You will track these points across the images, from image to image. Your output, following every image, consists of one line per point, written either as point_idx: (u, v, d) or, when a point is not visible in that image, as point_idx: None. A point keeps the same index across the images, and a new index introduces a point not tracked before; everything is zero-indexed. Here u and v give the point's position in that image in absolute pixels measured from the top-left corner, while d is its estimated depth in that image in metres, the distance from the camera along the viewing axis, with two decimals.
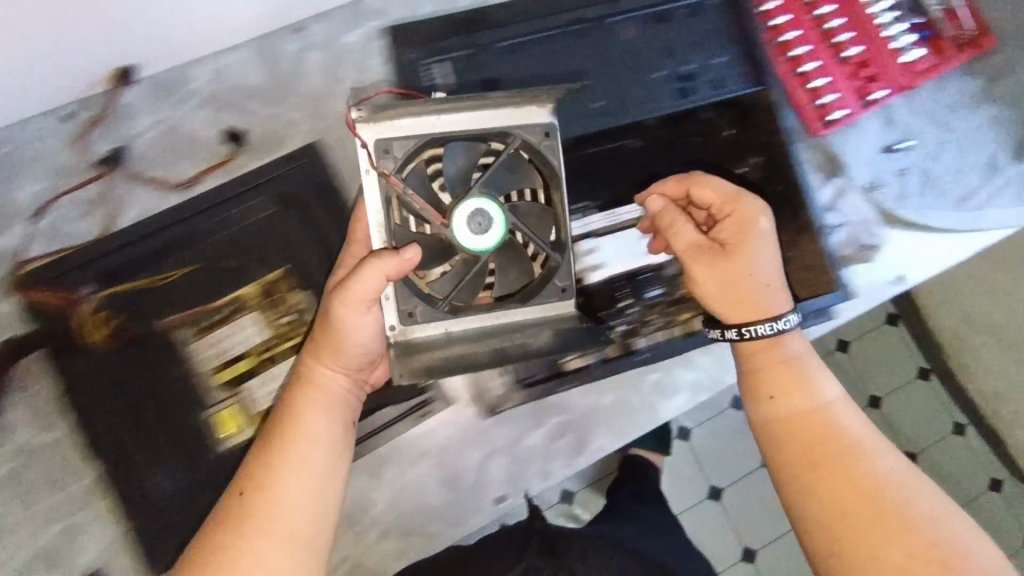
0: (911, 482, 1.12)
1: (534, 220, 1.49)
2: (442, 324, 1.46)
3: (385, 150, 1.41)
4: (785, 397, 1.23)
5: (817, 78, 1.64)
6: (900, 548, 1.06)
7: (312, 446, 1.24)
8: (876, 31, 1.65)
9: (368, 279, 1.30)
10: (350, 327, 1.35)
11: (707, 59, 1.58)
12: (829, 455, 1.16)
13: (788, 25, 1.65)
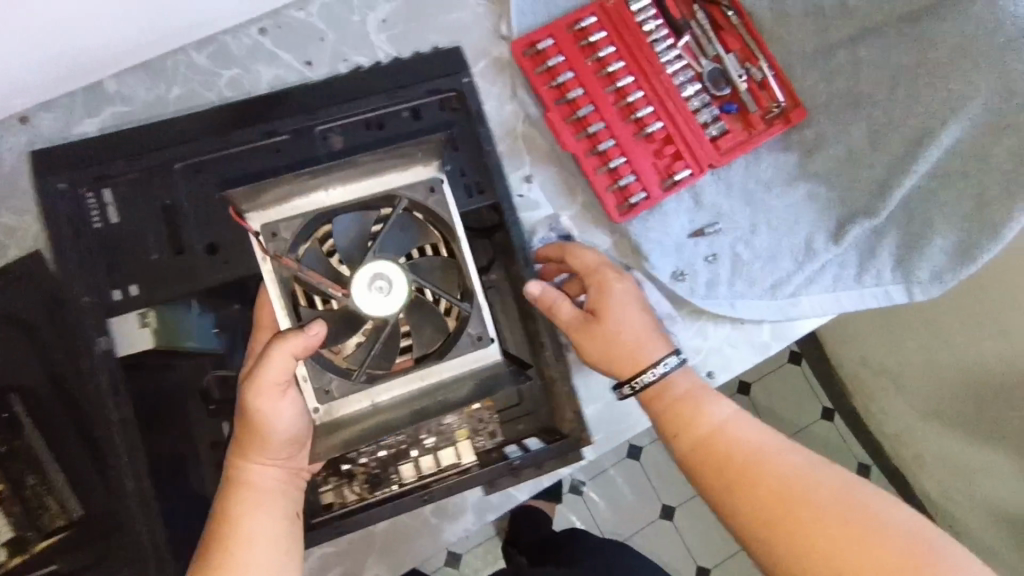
0: (834, 492, 0.74)
1: (446, 274, 0.79)
2: (374, 390, 0.79)
3: (275, 233, 0.73)
4: (684, 433, 0.84)
5: (595, 126, 1.04)
6: (848, 542, 0.71)
7: (255, 570, 0.71)
8: (672, 92, 1.05)
9: (274, 360, 0.72)
10: (267, 416, 0.75)
11: (660, 72, 1.06)
12: (748, 476, 0.78)
13: (565, 75, 1.04)
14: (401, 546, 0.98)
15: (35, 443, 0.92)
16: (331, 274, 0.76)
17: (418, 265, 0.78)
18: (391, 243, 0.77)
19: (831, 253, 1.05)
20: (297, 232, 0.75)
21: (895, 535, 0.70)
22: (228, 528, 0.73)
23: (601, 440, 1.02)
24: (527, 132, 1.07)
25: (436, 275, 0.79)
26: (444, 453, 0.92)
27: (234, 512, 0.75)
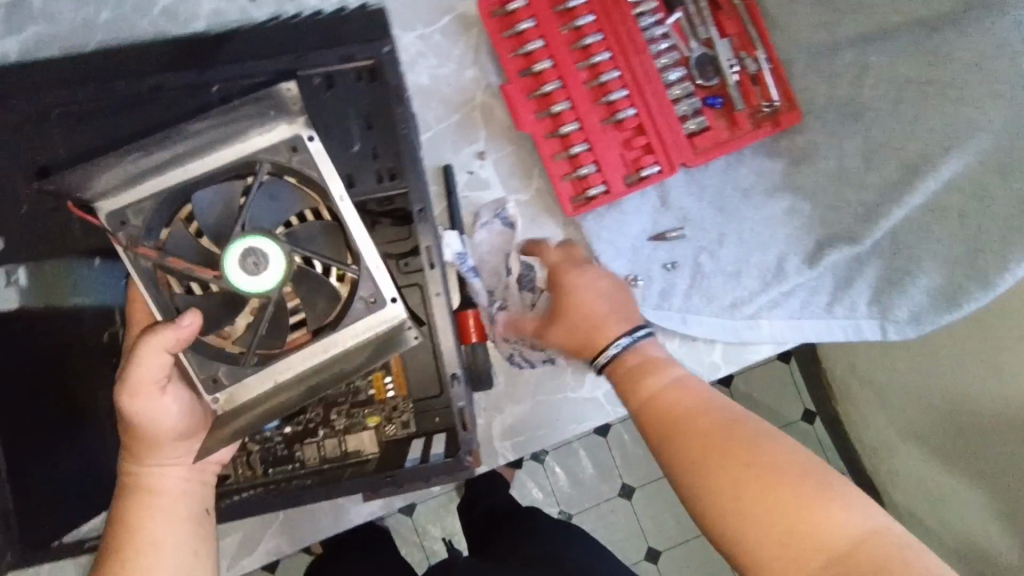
0: (767, 437, 0.63)
1: (332, 240, 0.69)
2: (271, 368, 0.69)
3: (126, 222, 0.68)
4: (639, 390, 0.75)
5: (559, 106, 0.93)
6: (756, 485, 0.60)
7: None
8: (652, 77, 0.94)
9: (146, 357, 0.64)
10: (148, 416, 0.67)
11: (640, 52, 0.93)
12: (678, 429, 0.68)
13: (535, 42, 0.93)
14: (305, 526, 0.95)
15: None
16: (201, 257, 0.68)
17: (297, 233, 0.69)
18: (261, 213, 0.68)
19: (803, 279, 0.95)
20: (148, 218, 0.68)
21: (817, 485, 0.58)
22: (123, 535, 0.66)
23: (520, 444, 0.97)
24: (487, 103, 0.96)
25: (318, 243, 0.70)
26: (348, 438, 0.86)
27: (127, 518, 0.68)
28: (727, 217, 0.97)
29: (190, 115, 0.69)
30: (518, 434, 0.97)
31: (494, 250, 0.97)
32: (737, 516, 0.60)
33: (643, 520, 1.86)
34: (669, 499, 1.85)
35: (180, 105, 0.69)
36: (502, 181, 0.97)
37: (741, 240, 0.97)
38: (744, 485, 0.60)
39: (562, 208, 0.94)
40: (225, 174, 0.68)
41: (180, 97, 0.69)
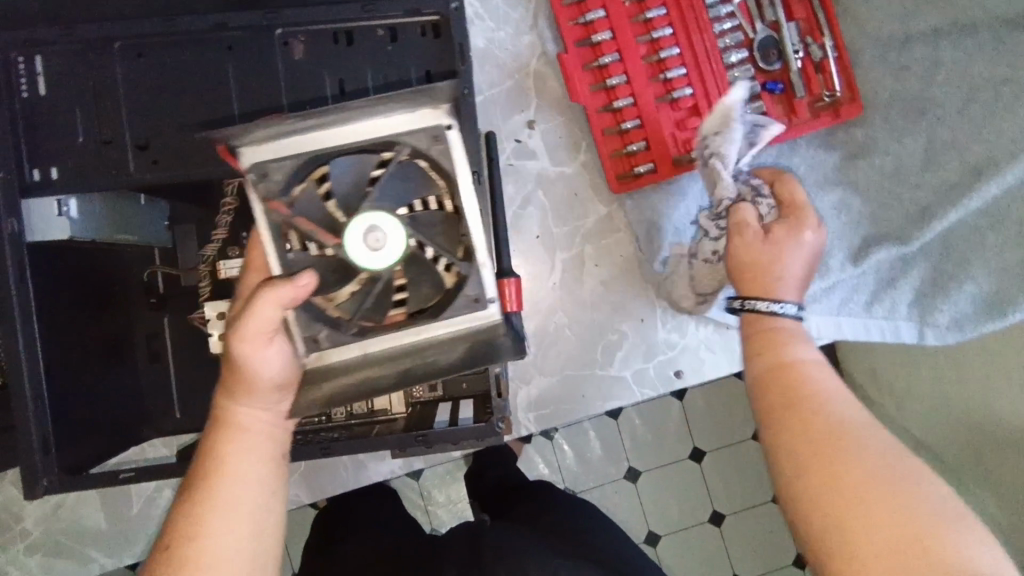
0: (894, 463, 0.53)
1: (450, 231, 0.67)
2: (363, 342, 0.69)
3: (265, 174, 0.65)
4: (765, 355, 0.65)
5: (615, 79, 0.92)
6: (865, 512, 0.51)
7: (240, 513, 0.64)
8: (712, 56, 0.91)
9: (262, 305, 0.64)
10: (255, 359, 0.66)
11: (702, 30, 0.91)
12: (795, 415, 0.59)
13: (595, 13, 0.92)
14: (325, 479, 0.96)
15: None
16: (327, 222, 0.65)
17: (419, 218, 0.66)
18: (390, 192, 0.65)
19: (845, 275, 0.94)
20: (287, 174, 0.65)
21: (939, 530, 0.49)
22: (209, 468, 0.65)
23: (544, 416, 0.97)
24: (541, 71, 0.95)
25: (437, 231, 0.67)
26: (375, 397, 0.86)
27: (216, 453, 0.66)
28: None
29: (251, 55, 0.68)
30: (542, 407, 0.97)
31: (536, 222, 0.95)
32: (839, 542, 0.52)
33: (646, 505, 1.84)
34: (675, 487, 1.83)
35: (241, 44, 0.67)
36: (550, 151, 0.95)
37: None
38: (852, 509, 0.52)
39: (608, 183, 0.93)
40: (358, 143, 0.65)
41: (241, 35, 0.67)
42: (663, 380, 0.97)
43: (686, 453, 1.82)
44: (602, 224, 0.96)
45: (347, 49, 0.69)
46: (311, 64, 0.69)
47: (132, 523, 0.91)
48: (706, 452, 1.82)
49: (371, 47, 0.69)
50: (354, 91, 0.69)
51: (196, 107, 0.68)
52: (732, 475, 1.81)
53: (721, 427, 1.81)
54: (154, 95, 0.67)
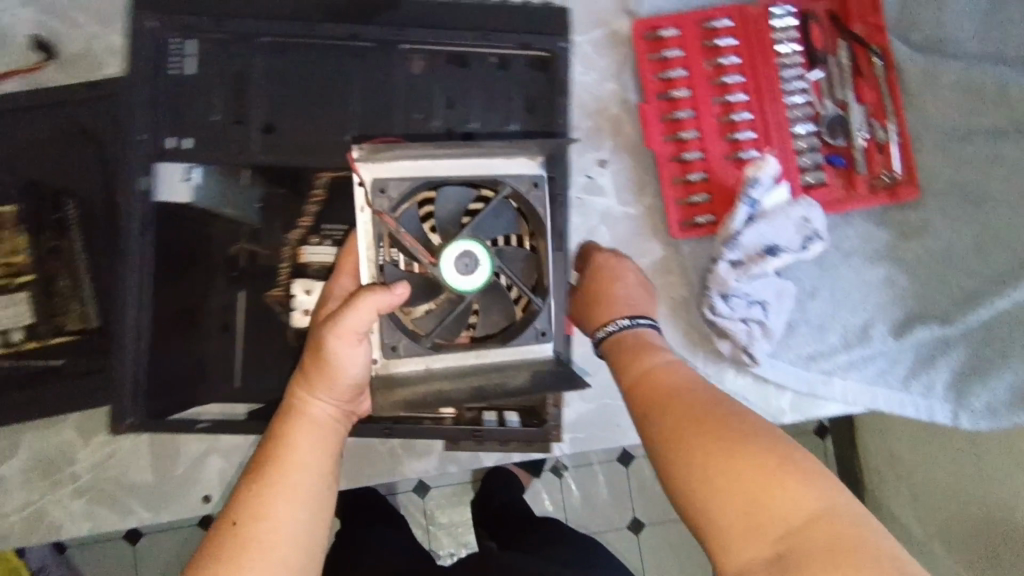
0: (747, 424, 0.65)
1: (527, 269, 0.78)
2: (432, 357, 0.77)
3: (382, 189, 0.73)
4: (635, 360, 0.78)
5: (688, 133, 0.98)
6: (733, 464, 0.61)
7: (301, 496, 0.68)
8: (781, 125, 0.98)
9: (359, 309, 0.70)
10: (338, 359, 0.73)
11: (775, 99, 0.98)
12: (661, 399, 0.72)
13: (677, 71, 0.99)
14: (364, 467, 1.00)
15: (76, 249, 0.96)
16: (425, 241, 0.74)
17: (502, 252, 0.77)
18: (484, 225, 0.75)
19: (885, 348, 0.98)
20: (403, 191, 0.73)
21: (789, 476, 0.59)
22: (279, 453, 0.71)
23: (579, 441, 1.00)
24: (618, 117, 1.01)
25: (518, 264, 0.78)
26: None
27: (286, 440, 0.72)
28: (828, 276, 0.99)
29: (374, 65, 0.77)
30: (580, 430, 1.00)
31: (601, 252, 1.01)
32: (719, 489, 0.61)
33: (645, 557, 1.86)
34: (674, 543, 1.87)
35: (370, 53, 0.76)
36: (619, 191, 1.01)
37: (837, 297, 0.99)
38: (729, 468, 0.61)
39: (670, 227, 0.99)
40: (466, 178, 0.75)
41: (373, 44, 0.76)
42: None
43: None
44: (657, 266, 1.01)
45: (456, 69, 0.78)
46: (427, 81, 0.77)
47: (176, 481, 0.96)
48: None
49: (485, 73, 0.78)
50: (461, 108, 0.77)
51: (323, 103, 0.76)
52: None
53: None
54: (286, 88, 0.76)
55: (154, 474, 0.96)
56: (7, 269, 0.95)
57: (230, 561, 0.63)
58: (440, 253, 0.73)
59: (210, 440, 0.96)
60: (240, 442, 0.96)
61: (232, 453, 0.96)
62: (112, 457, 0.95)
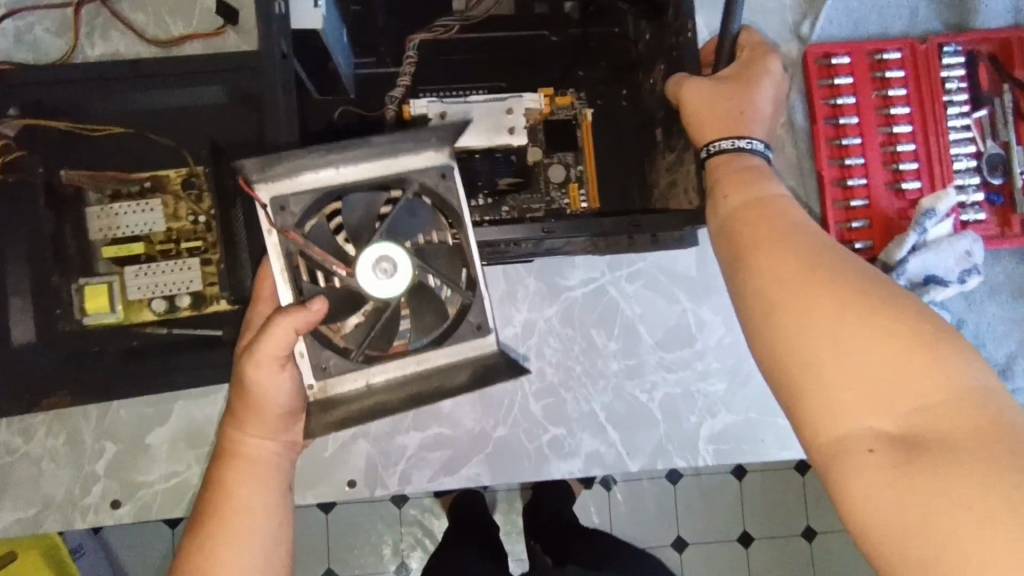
0: (874, 282, 0.54)
1: (451, 262, 0.77)
2: (372, 370, 0.77)
3: (283, 207, 0.74)
4: (736, 192, 0.67)
5: (854, 159, 1.01)
6: (853, 320, 0.51)
7: (253, 534, 0.67)
8: (943, 161, 1.01)
9: (276, 333, 0.69)
10: (264, 389, 0.72)
11: (939, 136, 1.01)
12: (776, 238, 0.59)
13: (847, 99, 1.02)
14: (510, 464, 0.98)
15: (238, 220, 0.85)
16: (334, 250, 0.75)
17: (425, 251, 0.77)
18: (400, 226, 0.77)
19: None
20: (306, 207, 0.75)
21: (930, 350, 0.49)
22: (218, 505, 0.69)
23: (722, 452, 1.00)
24: (783, 137, 1.03)
25: (440, 261, 0.77)
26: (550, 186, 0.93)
27: (225, 487, 0.70)
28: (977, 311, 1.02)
29: None
30: (723, 442, 1.01)
31: None
32: (842, 353, 0.51)
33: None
34: (719, 567, 1.84)
35: None
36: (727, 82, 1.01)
37: (984, 331, 1.02)
38: (860, 339, 0.50)
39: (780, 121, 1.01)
40: (373, 180, 0.76)
41: None
42: None
43: (734, 535, 1.86)
44: None
45: None
46: None
47: (325, 463, 0.95)
48: (755, 537, 1.86)
49: None
50: None
51: None
52: (776, 566, 1.86)
53: (773, 513, 1.87)
54: None
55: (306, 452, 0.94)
56: (166, 235, 0.93)
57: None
58: (358, 269, 0.74)
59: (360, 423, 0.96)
60: (388, 427, 0.97)
61: (381, 438, 0.96)
62: None
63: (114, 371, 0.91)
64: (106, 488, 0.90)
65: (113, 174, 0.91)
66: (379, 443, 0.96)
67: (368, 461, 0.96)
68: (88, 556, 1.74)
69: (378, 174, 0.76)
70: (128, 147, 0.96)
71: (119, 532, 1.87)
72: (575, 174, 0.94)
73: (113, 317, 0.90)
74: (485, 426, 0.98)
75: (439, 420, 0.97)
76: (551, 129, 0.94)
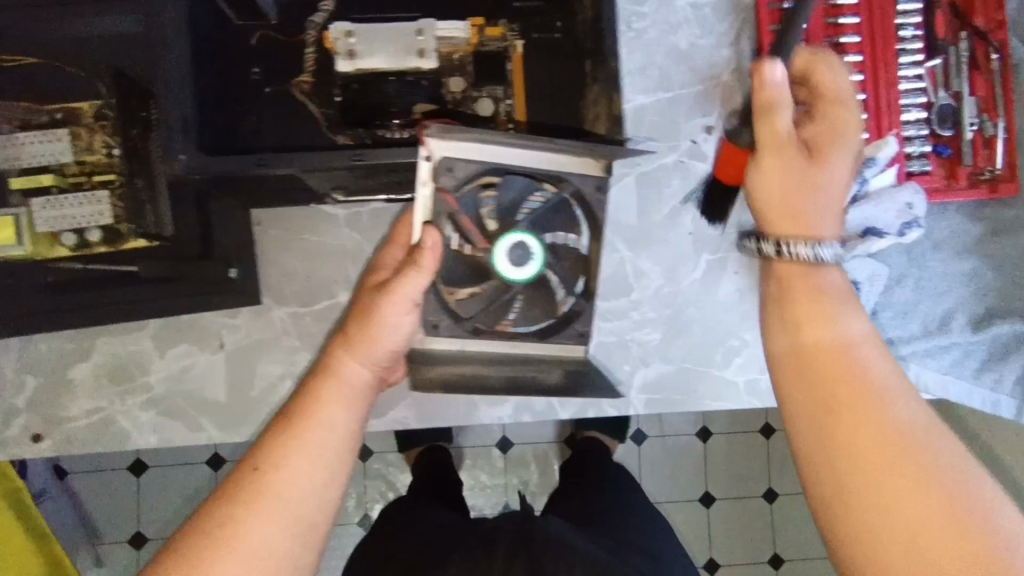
0: (948, 463, 0.58)
1: (575, 267, 0.86)
2: (469, 339, 0.87)
3: (449, 169, 0.80)
4: (803, 328, 0.66)
5: None
6: (891, 482, 0.58)
7: (334, 427, 0.74)
8: (893, 111, 0.97)
9: (411, 279, 0.78)
10: (385, 328, 0.79)
11: (889, 84, 0.97)
12: (827, 389, 0.63)
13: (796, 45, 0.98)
14: (440, 409, 0.98)
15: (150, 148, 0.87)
16: (480, 225, 0.82)
17: (556, 247, 0.85)
18: (543, 222, 0.83)
19: (963, 339, 1.00)
20: (469, 173, 0.81)
21: (980, 539, 0.55)
22: (303, 414, 0.74)
23: (654, 402, 1.00)
24: (729, 86, 1.01)
25: (567, 261, 0.86)
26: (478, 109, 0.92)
27: (314, 393, 0.76)
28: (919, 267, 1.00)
29: None
30: (655, 393, 1.01)
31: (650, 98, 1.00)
32: (869, 513, 0.58)
33: None
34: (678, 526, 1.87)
35: None
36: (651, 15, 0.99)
37: (925, 287, 1.00)
38: (904, 507, 0.57)
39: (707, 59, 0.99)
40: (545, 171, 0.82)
41: None
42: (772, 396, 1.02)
43: (695, 496, 1.88)
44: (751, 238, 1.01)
45: None
46: None
47: (251, 403, 0.94)
48: (716, 499, 1.88)
49: None
50: None
51: None
52: (735, 527, 1.88)
53: (735, 475, 1.89)
54: None
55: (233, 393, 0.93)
56: (80, 168, 0.91)
57: (252, 511, 0.68)
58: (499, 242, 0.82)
59: (289, 365, 0.95)
60: None
61: None
62: (186, 372, 0.92)
63: (29, 305, 0.89)
64: (27, 422, 0.90)
65: (25, 105, 0.91)
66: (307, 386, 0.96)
67: None
68: (53, 501, 1.77)
69: (543, 166, 0.82)
70: (46, 79, 0.93)
71: (90, 479, 1.90)
72: (505, 108, 0.93)
73: (21, 250, 0.89)
74: None
75: None
76: (480, 62, 0.93)
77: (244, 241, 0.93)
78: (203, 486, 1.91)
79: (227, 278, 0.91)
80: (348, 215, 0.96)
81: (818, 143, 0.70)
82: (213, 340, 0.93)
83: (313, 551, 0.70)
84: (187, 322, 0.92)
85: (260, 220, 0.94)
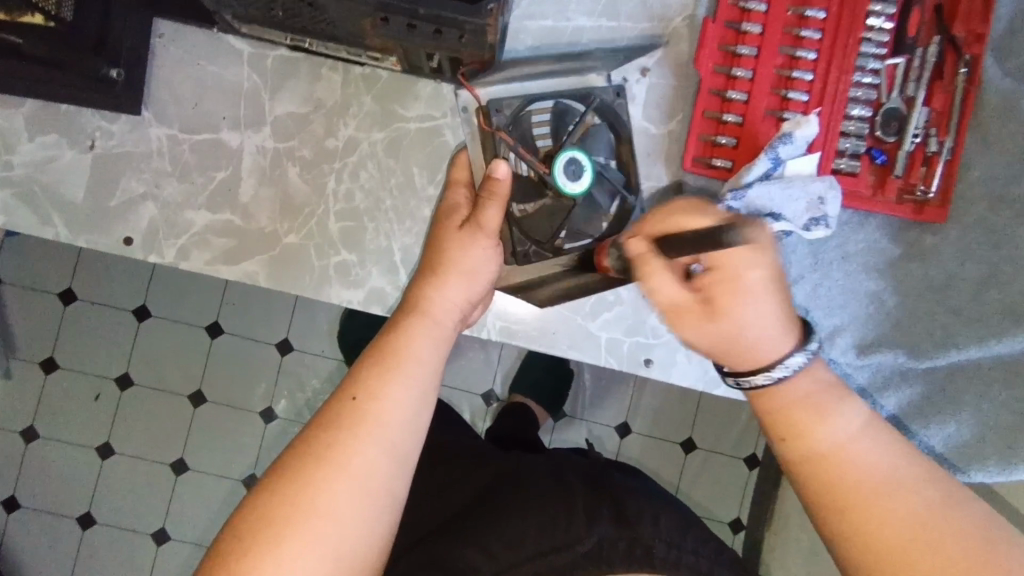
0: (980, 526, 0.62)
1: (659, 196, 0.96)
2: (546, 264, 0.96)
3: (498, 109, 0.93)
4: (795, 444, 0.70)
5: (741, 71, 0.91)
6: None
7: (423, 358, 0.80)
8: (837, 101, 0.90)
9: (491, 208, 0.87)
10: (473, 266, 0.87)
11: (841, 72, 0.90)
12: (835, 489, 0.67)
13: (758, 3, 0.90)
14: (291, 276, 0.95)
15: None
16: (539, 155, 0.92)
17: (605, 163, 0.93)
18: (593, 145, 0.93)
19: (843, 359, 0.93)
20: (515, 110, 0.93)
21: None
22: (396, 346, 0.80)
23: (508, 330, 0.97)
24: (680, 30, 0.94)
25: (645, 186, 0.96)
26: None
27: (402, 328, 0.82)
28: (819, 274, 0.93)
29: None
30: (512, 326, 0.97)
31: (590, 19, 0.93)
32: None
33: None
34: None
35: None
36: None
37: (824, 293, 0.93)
38: None
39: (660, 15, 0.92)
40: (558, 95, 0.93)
41: None
42: (631, 361, 0.97)
43: None
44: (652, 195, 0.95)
45: None
46: None
47: (107, 212, 0.93)
48: None
49: None
50: None
51: None
52: None
53: None
54: None
55: (92, 198, 0.93)
56: None
57: (353, 432, 0.72)
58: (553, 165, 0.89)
59: (153, 187, 0.94)
60: (180, 200, 0.94)
61: (170, 208, 0.94)
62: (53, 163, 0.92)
63: None
64: None
65: None
66: (165, 213, 0.94)
67: (151, 227, 0.94)
68: None
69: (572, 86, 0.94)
70: None
71: None
72: None
73: None
74: (275, 229, 0.94)
75: (228, 210, 0.94)
76: None
77: (137, 49, 0.90)
78: (121, 336, 1.84)
79: (108, 78, 0.88)
80: (251, 55, 0.92)
81: (716, 297, 0.71)
82: (84, 139, 0.93)
83: (406, 476, 0.75)
84: (65, 115, 0.92)
85: (163, 34, 0.92)
